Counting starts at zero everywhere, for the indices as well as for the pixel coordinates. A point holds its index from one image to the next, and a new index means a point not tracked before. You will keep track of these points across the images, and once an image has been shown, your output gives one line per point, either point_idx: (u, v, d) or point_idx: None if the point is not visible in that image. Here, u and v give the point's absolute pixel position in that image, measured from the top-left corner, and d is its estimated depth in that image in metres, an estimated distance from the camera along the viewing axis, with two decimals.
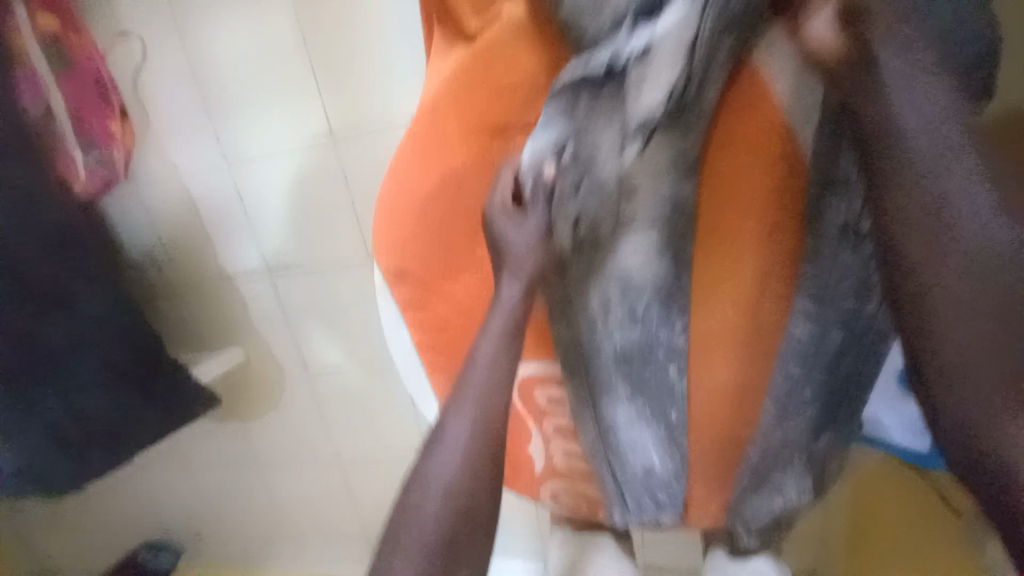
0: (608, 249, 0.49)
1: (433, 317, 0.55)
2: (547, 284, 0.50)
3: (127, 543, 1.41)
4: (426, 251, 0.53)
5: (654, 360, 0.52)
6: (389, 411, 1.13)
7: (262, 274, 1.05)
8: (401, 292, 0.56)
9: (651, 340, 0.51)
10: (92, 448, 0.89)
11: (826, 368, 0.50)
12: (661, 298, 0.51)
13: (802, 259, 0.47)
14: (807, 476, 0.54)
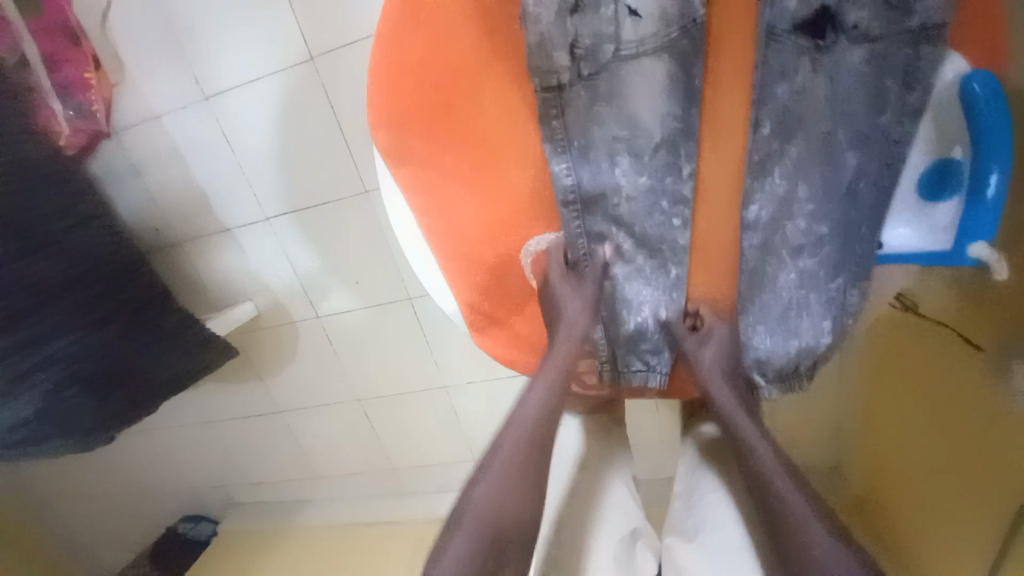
0: (613, 90, 0.49)
1: (432, 190, 0.54)
2: (548, 128, 0.51)
3: (165, 507, 1.46)
4: (419, 115, 0.51)
5: (659, 209, 0.53)
6: (404, 343, 1.13)
7: (259, 223, 1.04)
8: (404, 174, 0.54)
9: (659, 186, 0.52)
10: (108, 391, 0.88)
11: (846, 204, 0.48)
12: (669, 143, 0.51)
13: (807, 76, 0.45)
14: (827, 318, 0.53)
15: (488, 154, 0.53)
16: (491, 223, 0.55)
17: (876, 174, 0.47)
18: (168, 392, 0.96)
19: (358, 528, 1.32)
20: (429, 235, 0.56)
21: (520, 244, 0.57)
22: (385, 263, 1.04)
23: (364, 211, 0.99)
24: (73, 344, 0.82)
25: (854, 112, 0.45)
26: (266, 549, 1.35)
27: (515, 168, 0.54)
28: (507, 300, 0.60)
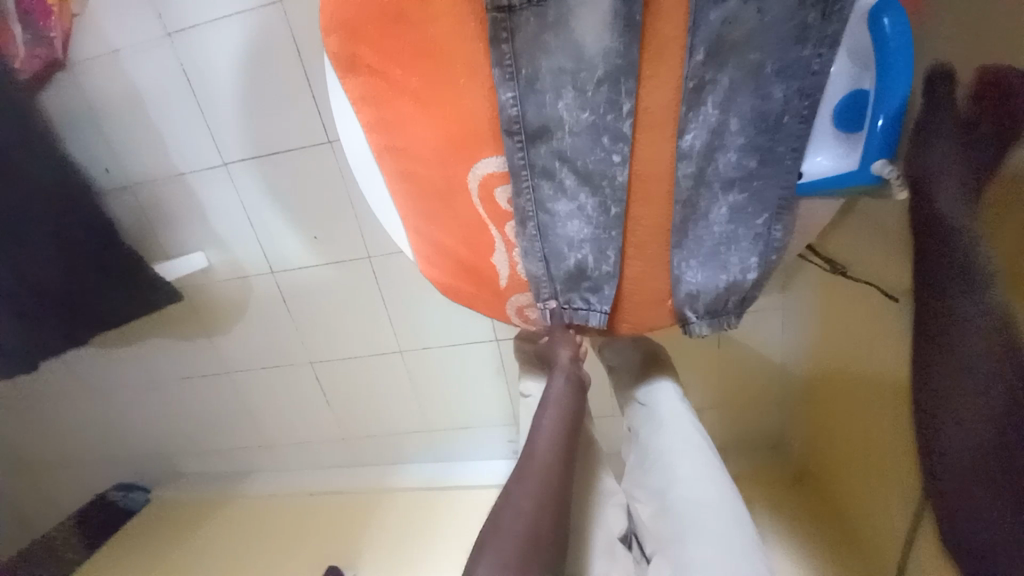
0: (561, 19, 0.50)
1: (383, 106, 0.55)
2: (498, 51, 0.51)
3: (99, 473, 1.38)
4: (374, 29, 0.52)
5: (600, 145, 0.53)
6: (363, 304, 1.12)
7: (217, 170, 1.02)
8: (357, 83, 0.55)
9: (600, 122, 0.52)
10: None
11: (771, 137, 0.51)
12: (612, 77, 0.51)
13: (735, 7, 0.48)
14: (753, 254, 0.56)
15: (435, 71, 0.53)
16: (437, 144, 0.55)
17: (799, 107, 0.50)
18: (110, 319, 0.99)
19: (301, 500, 1.27)
20: (379, 149, 0.57)
21: (467, 168, 0.56)
22: (346, 219, 1.03)
23: (328, 164, 0.99)
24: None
25: (776, 47, 0.49)
26: (200, 520, 1.28)
27: (462, 86, 0.53)
28: (452, 225, 0.59)
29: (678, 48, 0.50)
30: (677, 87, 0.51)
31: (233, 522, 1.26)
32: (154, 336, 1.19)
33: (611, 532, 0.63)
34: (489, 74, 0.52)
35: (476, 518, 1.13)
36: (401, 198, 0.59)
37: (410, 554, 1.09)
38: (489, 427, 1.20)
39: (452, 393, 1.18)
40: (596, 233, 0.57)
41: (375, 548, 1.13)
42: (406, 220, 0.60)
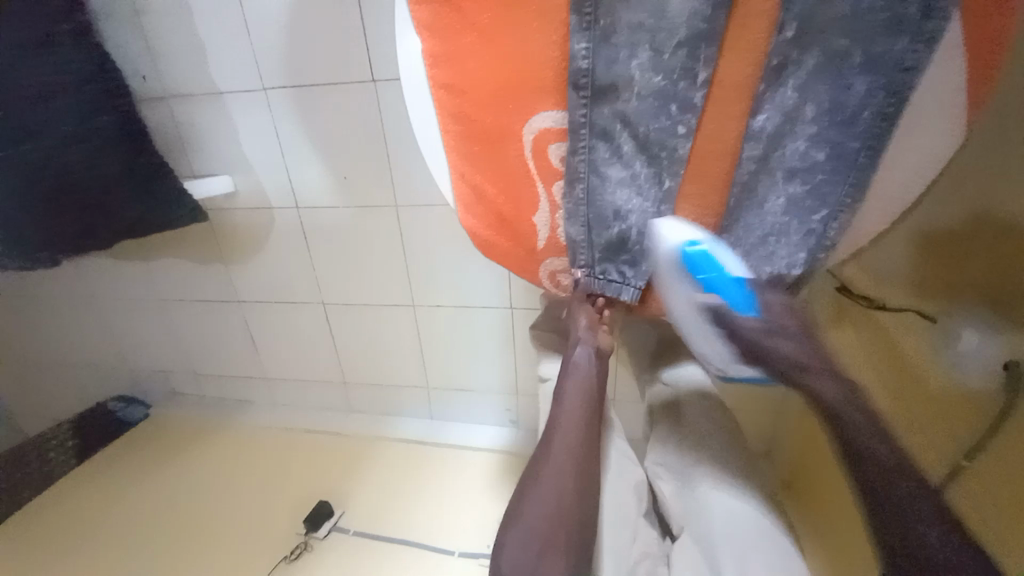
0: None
1: (448, 40, 0.53)
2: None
3: (95, 382, 1.39)
4: None
5: (666, 112, 0.52)
6: (382, 253, 1.11)
7: (255, 93, 0.99)
8: (424, 11, 0.53)
9: (670, 89, 0.50)
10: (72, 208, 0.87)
11: (844, 131, 0.48)
12: (692, 41, 0.48)
13: None
14: (802, 249, 0.54)
15: (508, 10, 0.50)
16: (498, 88, 0.53)
17: (882, 103, 0.47)
18: (132, 233, 0.94)
19: (294, 435, 1.29)
20: (437, 85, 0.55)
21: (524, 119, 0.54)
22: (377, 163, 1.02)
23: (367, 103, 0.96)
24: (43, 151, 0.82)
25: (868, 37, 0.45)
26: (194, 440, 1.30)
27: (534, 28, 0.51)
28: (497, 176, 0.57)
29: (768, 21, 0.49)
30: (759, 62, 0.50)
31: (227, 446, 1.27)
32: (171, 254, 1.18)
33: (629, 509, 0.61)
34: (565, 20, 0.50)
35: (465, 476, 1.15)
36: (450, 141, 0.57)
37: (395, 503, 1.10)
38: (487, 393, 1.21)
39: (457, 354, 1.18)
40: (644, 206, 0.56)
41: (363, 489, 1.14)
42: (451, 165, 0.58)
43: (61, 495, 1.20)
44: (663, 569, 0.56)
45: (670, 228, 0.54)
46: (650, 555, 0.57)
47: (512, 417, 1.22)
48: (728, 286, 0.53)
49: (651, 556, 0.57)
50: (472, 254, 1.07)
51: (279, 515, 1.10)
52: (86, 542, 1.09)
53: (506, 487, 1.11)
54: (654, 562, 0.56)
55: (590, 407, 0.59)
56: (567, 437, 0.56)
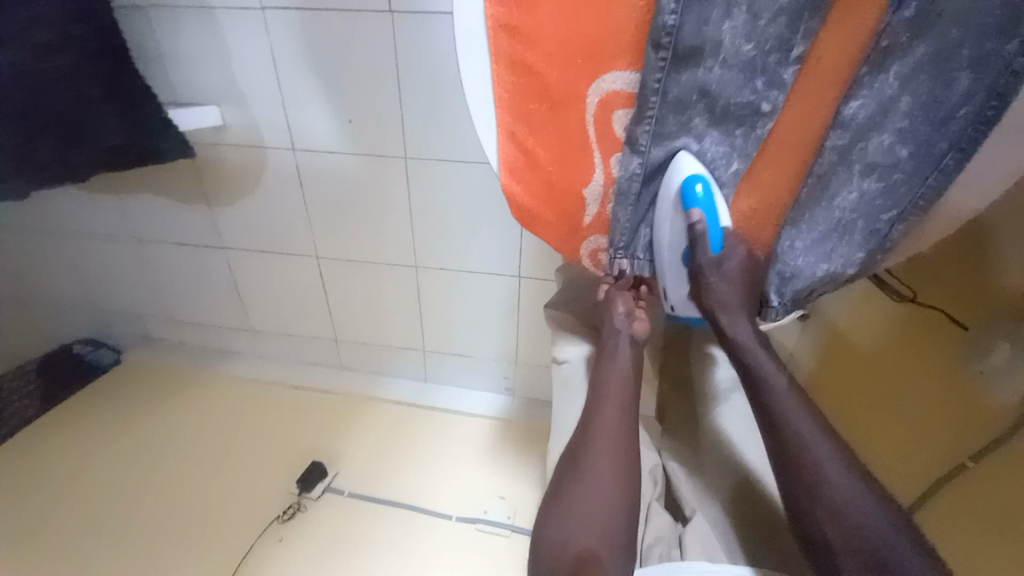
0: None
1: None
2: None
3: (65, 321, 1.30)
4: None
5: (751, 87, 0.48)
6: (385, 208, 1.04)
7: (251, 13, 0.87)
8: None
9: (760, 61, 0.47)
10: (44, 136, 0.76)
11: (935, 130, 0.45)
12: (795, 9, 0.45)
13: None
14: (860, 249, 0.51)
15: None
16: (571, 40, 0.47)
17: (982, 104, 0.42)
18: (120, 164, 0.84)
19: (281, 390, 1.24)
20: (495, 28, 0.47)
21: (592, 77, 0.49)
22: (387, 107, 0.92)
23: (381, 38, 0.86)
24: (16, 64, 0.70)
25: (987, 27, 0.40)
26: (174, 390, 1.24)
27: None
28: (552, 140, 0.52)
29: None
30: (860, 45, 0.49)
31: (210, 398, 1.22)
32: (149, 190, 1.08)
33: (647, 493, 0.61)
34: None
35: (460, 441, 1.14)
36: (503, 94, 0.50)
37: (390, 465, 1.09)
38: (486, 359, 1.18)
39: (458, 320, 1.15)
40: (707, 184, 0.56)
41: (356, 449, 1.12)
42: (500, 123, 0.51)
43: (31, 439, 1.14)
44: (677, 552, 0.56)
45: (688, 162, 0.53)
46: (664, 539, 0.57)
47: (508, 385, 1.20)
48: (713, 229, 0.55)
49: (665, 540, 0.57)
50: (484, 217, 1.01)
51: (269, 473, 1.08)
52: (64, 492, 1.05)
53: (501, 455, 1.11)
54: (668, 547, 0.56)
55: (630, 398, 0.59)
56: (609, 423, 0.57)
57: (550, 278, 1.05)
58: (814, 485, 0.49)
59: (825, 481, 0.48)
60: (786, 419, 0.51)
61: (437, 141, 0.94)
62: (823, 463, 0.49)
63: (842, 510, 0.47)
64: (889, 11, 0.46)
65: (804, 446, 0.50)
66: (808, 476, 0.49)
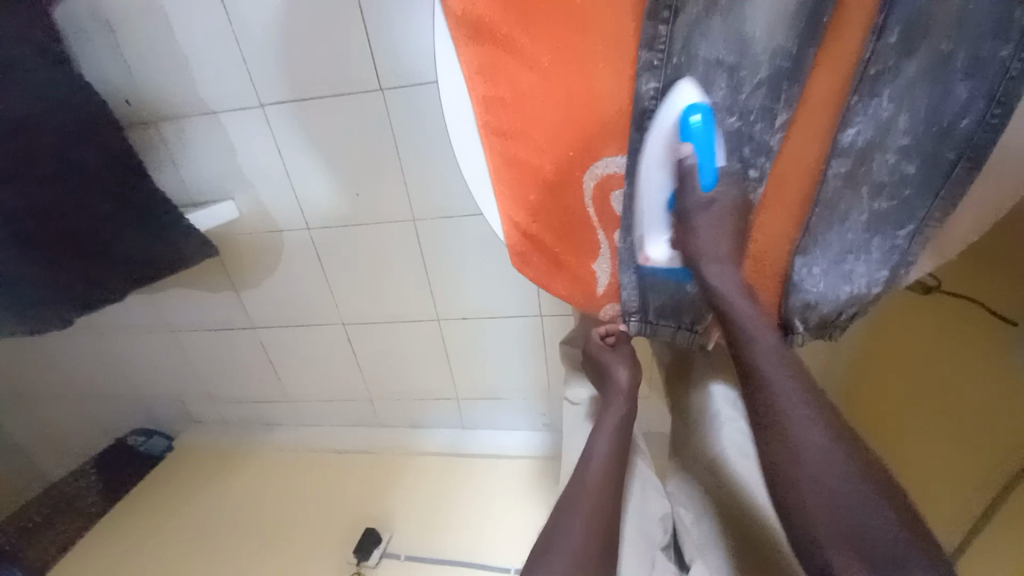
0: (734, 4, 0.44)
1: (506, 84, 0.49)
2: (652, 31, 0.46)
3: (118, 415, 1.37)
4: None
5: (739, 154, 0.51)
6: (399, 268, 1.06)
7: (252, 110, 0.91)
8: (475, 55, 0.49)
9: (746, 129, 0.49)
10: (72, 263, 0.81)
11: (939, 142, 0.46)
12: (773, 81, 0.47)
13: None
14: (884, 267, 0.50)
15: (571, 54, 0.48)
16: (563, 132, 0.50)
17: (985, 112, 0.43)
18: (139, 275, 0.90)
19: (325, 456, 1.27)
20: (487, 133, 0.51)
21: (585, 164, 0.51)
22: (389, 175, 0.95)
23: (373, 114, 0.89)
24: (22, 197, 0.75)
25: (974, 39, 0.42)
26: (225, 469, 1.28)
27: (599, 70, 0.48)
28: (556, 222, 0.54)
29: (863, 27, 0.46)
30: (848, 75, 0.47)
31: (258, 475, 1.26)
32: (179, 284, 1.13)
33: (651, 538, 0.57)
34: (634, 62, 0.48)
35: (506, 486, 1.14)
36: (503, 189, 0.53)
37: (440, 519, 1.10)
38: (519, 399, 1.19)
39: (485, 365, 1.16)
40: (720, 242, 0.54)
41: (406, 509, 1.14)
42: (504, 213, 0.54)
43: (100, 533, 1.20)
44: None
45: (687, 90, 0.47)
46: None
47: (545, 421, 1.21)
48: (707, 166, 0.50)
49: None
50: (496, 264, 1.03)
51: (325, 545, 1.09)
52: None
53: (549, 494, 1.11)
54: None
55: (625, 431, 0.57)
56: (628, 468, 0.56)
57: (569, 313, 1.05)
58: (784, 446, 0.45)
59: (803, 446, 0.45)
60: (799, 448, 0.45)
61: (440, 199, 0.96)
62: (806, 449, 0.44)
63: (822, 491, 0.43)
64: (873, 37, 0.45)
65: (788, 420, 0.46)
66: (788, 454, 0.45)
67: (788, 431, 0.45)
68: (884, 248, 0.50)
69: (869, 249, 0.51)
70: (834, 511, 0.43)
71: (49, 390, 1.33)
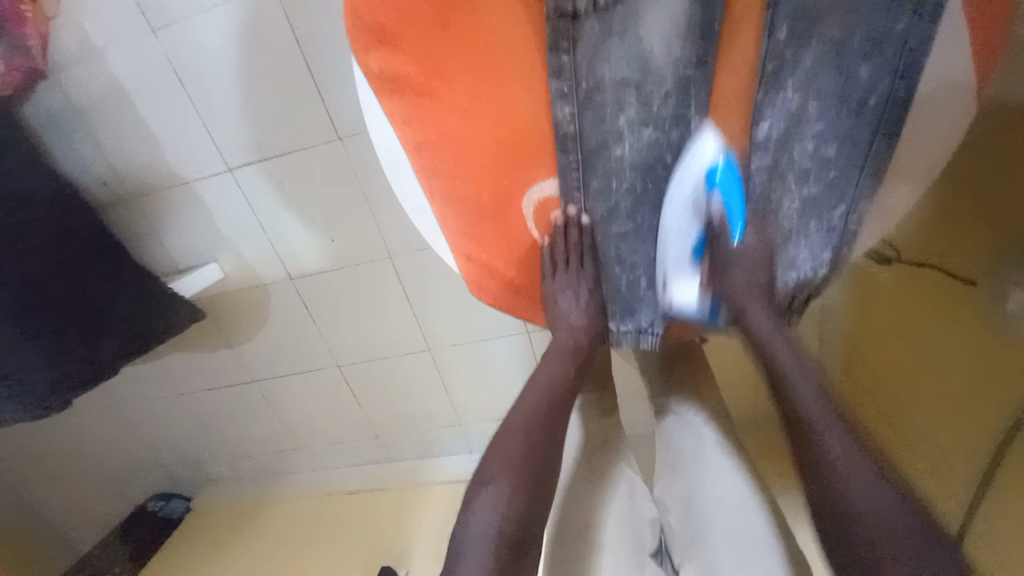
0: (628, 25, 0.48)
1: (434, 129, 0.52)
2: (556, 62, 0.50)
3: (136, 481, 1.40)
4: (428, 51, 0.51)
5: (662, 163, 0.52)
6: (385, 305, 1.08)
7: (222, 174, 0.95)
8: (399, 107, 0.52)
9: (664, 138, 0.51)
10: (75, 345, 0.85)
11: (853, 122, 0.47)
12: (679, 91, 0.49)
13: None
14: (825, 249, 0.51)
15: (489, 95, 0.52)
16: (495, 165, 0.54)
17: (891, 88, 0.45)
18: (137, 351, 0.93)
19: (339, 497, 1.28)
20: (424, 175, 0.53)
21: (522, 190, 0.55)
22: (362, 218, 0.98)
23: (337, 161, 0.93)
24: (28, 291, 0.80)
25: (861, 21, 0.44)
26: (243, 523, 1.30)
27: (516, 104, 0.52)
28: (505, 249, 0.57)
29: (755, 26, 0.47)
30: (751, 74, 0.49)
31: (275, 525, 1.27)
32: (177, 348, 1.17)
33: (641, 545, 0.57)
34: (546, 92, 0.52)
35: None
36: (451, 227, 0.55)
37: None
38: None
39: (482, 387, 1.17)
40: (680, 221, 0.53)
41: (421, 541, 1.14)
42: (453, 245, 0.55)
43: None
44: None
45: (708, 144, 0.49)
46: None
47: None
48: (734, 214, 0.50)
49: None
50: None
51: None
52: None
53: None
54: None
55: None
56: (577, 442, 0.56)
57: None
58: (810, 441, 0.43)
59: (815, 418, 0.43)
60: (814, 422, 0.43)
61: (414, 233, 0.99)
62: (819, 419, 0.43)
63: (842, 459, 0.40)
64: (766, 35, 0.47)
65: (800, 399, 0.45)
66: (801, 420, 0.44)
67: (801, 406, 0.44)
68: (822, 229, 0.51)
69: (806, 234, 0.52)
70: (869, 493, 0.39)
71: (69, 466, 1.37)
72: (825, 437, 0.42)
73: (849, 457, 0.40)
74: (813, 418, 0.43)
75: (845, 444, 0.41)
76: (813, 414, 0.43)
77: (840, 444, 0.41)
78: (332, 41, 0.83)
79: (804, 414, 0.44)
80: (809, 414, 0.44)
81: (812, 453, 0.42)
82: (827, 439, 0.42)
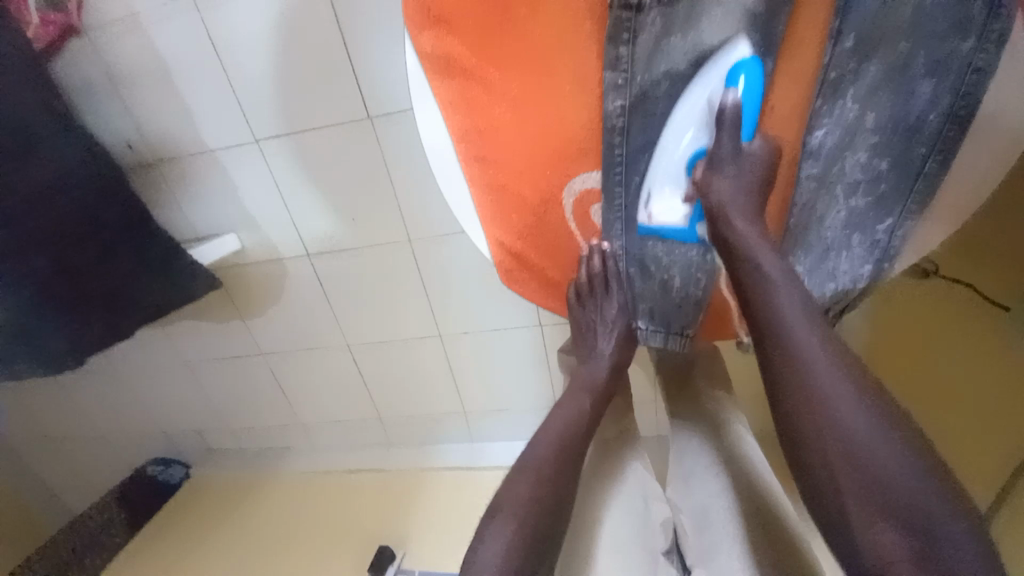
0: (690, 23, 0.48)
1: (482, 113, 0.52)
2: (614, 53, 0.49)
3: (135, 448, 1.39)
4: (485, 33, 0.50)
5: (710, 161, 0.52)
6: (400, 289, 1.08)
7: (248, 145, 0.94)
8: (449, 88, 0.51)
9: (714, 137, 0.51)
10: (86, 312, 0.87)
11: (908, 139, 0.46)
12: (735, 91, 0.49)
13: None
14: (866, 262, 0.51)
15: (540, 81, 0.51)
16: (539, 154, 0.53)
17: (950, 107, 0.44)
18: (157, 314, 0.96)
19: (339, 477, 1.29)
20: (468, 161, 0.53)
21: (562, 182, 0.54)
22: (385, 201, 0.98)
23: (366, 141, 0.92)
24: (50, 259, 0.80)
25: (929, 36, 0.43)
26: (242, 496, 1.31)
27: (567, 93, 0.51)
28: (539, 239, 0.57)
29: (819, 36, 0.48)
30: (811, 83, 0.50)
31: (274, 500, 1.28)
32: (189, 317, 1.16)
33: (653, 545, 0.57)
34: (599, 83, 0.51)
35: None
36: (486, 213, 0.55)
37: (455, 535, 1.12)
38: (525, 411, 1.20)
39: (490, 379, 1.17)
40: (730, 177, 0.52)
41: (419, 527, 1.15)
42: (489, 236, 0.56)
43: None
44: None
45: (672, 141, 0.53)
46: None
47: None
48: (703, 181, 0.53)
49: None
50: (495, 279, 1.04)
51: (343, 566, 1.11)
52: None
53: None
54: None
55: None
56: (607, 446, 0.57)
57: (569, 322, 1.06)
58: (814, 445, 0.40)
59: (837, 425, 0.39)
60: (834, 436, 0.39)
61: (436, 221, 0.99)
62: (849, 431, 0.39)
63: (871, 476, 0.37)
64: (830, 43, 0.47)
65: (827, 406, 0.40)
66: (818, 438, 0.40)
67: (816, 416, 0.41)
68: (869, 242, 0.50)
69: (850, 245, 0.51)
70: (888, 511, 0.36)
71: (69, 427, 1.36)
72: (841, 444, 0.39)
73: (881, 469, 0.37)
74: (823, 423, 0.40)
75: (860, 458, 0.38)
76: (835, 424, 0.40)
77: (873, 460, 0.38)
78: (371, 19, 0.82)
79: (814, 426, 0.41)
80: (824, 417, 0.40)
81: (818, 470, 0.40)
82: (851, 452, 0.39)
